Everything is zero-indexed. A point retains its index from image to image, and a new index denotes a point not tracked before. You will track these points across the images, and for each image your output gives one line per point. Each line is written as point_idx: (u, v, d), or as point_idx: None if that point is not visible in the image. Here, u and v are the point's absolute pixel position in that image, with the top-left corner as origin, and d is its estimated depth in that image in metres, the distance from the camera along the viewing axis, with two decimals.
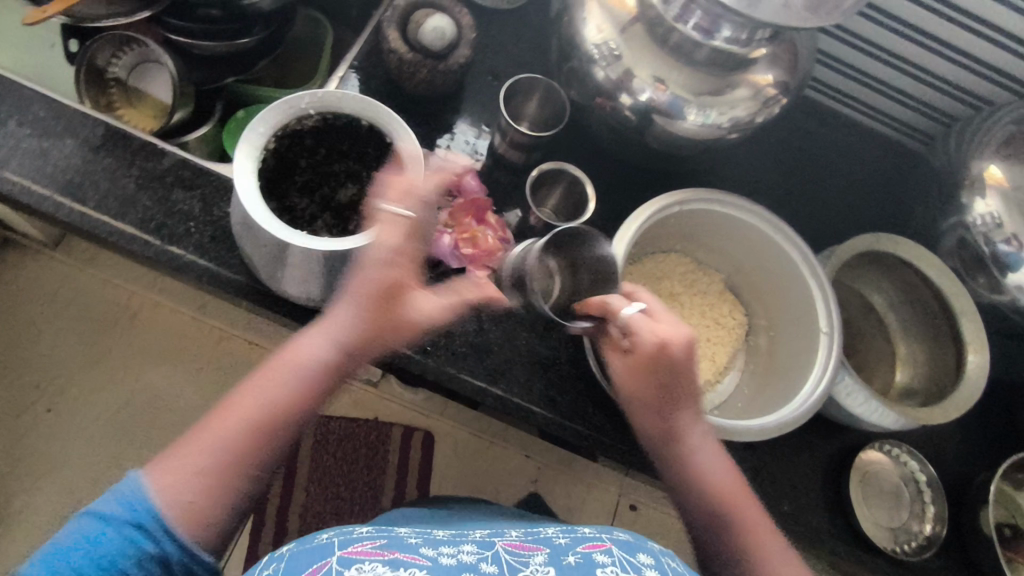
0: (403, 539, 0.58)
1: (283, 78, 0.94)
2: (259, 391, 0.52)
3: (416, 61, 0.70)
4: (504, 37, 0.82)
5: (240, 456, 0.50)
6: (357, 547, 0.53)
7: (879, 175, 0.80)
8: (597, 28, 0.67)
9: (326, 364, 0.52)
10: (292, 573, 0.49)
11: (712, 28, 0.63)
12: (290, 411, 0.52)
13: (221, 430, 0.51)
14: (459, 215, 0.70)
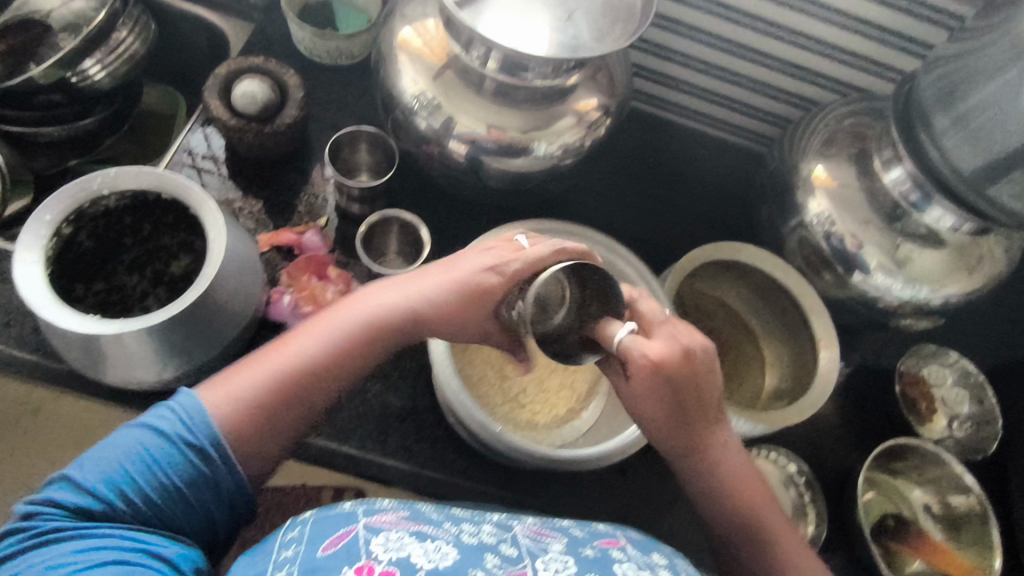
0: (421, 510, 0.53)
1: (142, 153, 0.94)
2: (310, 338, 0.52)
3: (239, 127, 0.70)
4: (346, 92, 0.83)
5: (261, 404, 0.49)
6: (384, 518, 0.49)
7: (717, 184, 0.85)
8: (413, 80, 0.68)
9: (373, 324, 0.53)
10: (313, 541, 0.46)
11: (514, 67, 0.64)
12: (309, 373, 0.51)
13: (260, 366, 0.50)
14: (298, 274, 0.70)
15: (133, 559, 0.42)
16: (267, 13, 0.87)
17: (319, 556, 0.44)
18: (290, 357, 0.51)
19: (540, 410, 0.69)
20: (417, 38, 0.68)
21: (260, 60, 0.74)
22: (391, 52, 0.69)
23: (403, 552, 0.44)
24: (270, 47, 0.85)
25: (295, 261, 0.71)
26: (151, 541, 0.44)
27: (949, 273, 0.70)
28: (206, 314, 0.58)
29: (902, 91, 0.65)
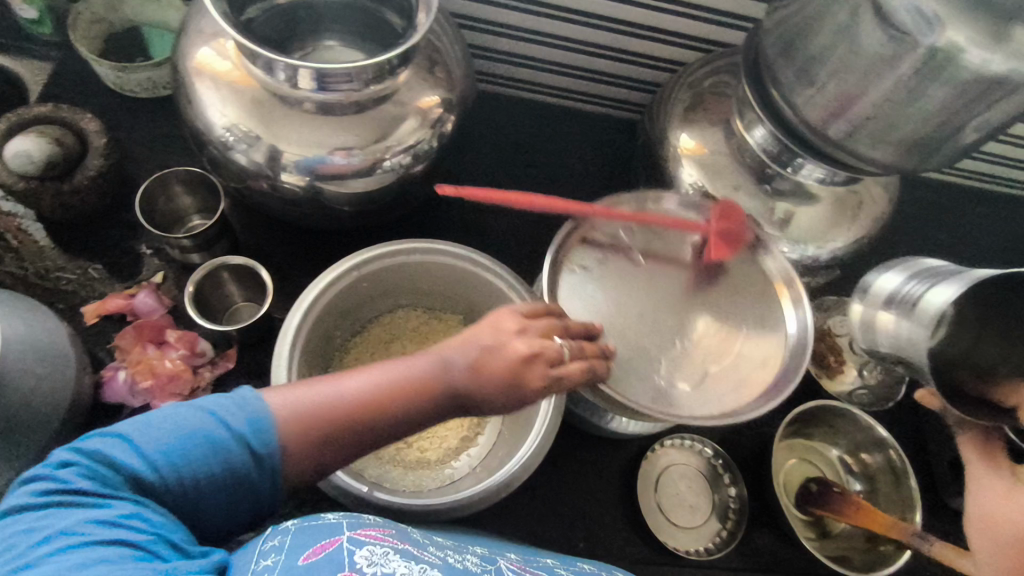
0: (408, 532, 0.47)
1: None
2: (358, 374, 0.44)
3: (32, 189, 0.61)
4: (169, 125, 0.74)
5: (311, 431, 0.42)
6: (369, 532, 0.43)
7: (591, 164, 0.80)
8: (221, 111, 0.61)
9: (416, 380, 0.44)
10: (291, 548, 0.38)
11: (324, 82, 0.57)
12: (336, 441, 0.43)
13: (318, 382, 0.44)
14: (130, 345, 0.62)
15: (138, 542, 0.36)
16: (65, 48, 0.77)
17: (301, 566, 0.37)
18: (323, 397, 0.43)
19: (430, 445, 0.65)
20: (214, 63, 0.61)
21: (49, 108, 0.65)
22: (194, 81, 0.61)
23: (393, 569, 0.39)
24: (74, 87, 0.75)
25: (127, 330, 0.63)
26: (158, 524, 0.38)
27: (832, 226, 0.67)
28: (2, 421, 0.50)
29: (750, 43, 0.61)
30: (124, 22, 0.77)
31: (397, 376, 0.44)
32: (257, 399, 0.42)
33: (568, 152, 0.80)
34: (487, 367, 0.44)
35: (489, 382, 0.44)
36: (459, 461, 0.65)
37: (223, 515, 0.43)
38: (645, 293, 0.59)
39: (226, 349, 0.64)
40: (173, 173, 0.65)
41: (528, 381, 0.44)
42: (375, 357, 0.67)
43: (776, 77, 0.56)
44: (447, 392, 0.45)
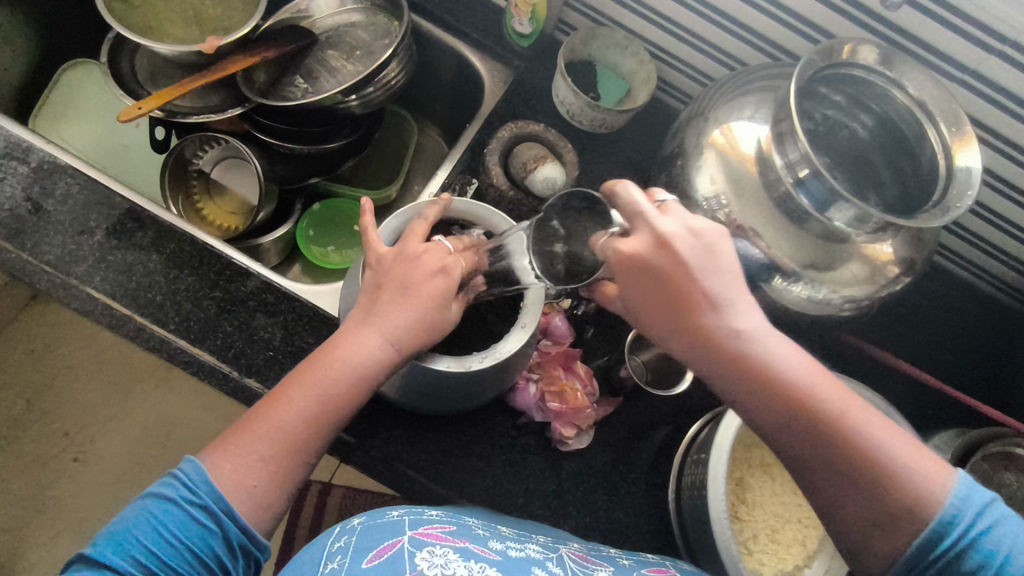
0: (473, 525, 0.54)
1: (364, 168, 0.92)
2: (293, 403, 0.50)
3: (517, 200, 0.67)
4: (597, 165, 0.79)
5: (269, 466, 0.49)
6: (430, 530, 0.51)
7: (979, 337, 0.77)
8: (710, 180, 0.64)
9: (343, 395, 0.51)
10: (358, 552, 0.47)
11: (826, 204, 0.56)
12: (317, 435, 0.51)
13: (263, 434, 0.49)
14: (547, 365, 0.67)
15: None
16: (529, 60, 0.82)
17: (365, 567, 0.46)
18: (273, 436, 0.49)
19: (768, 560, 0.65)
20: (727, 139, 0.64)
21: (542, 127, 0.71)
22: (698, 156, 0.65)
23: (449, 569, 0.46)
24: (528, 101, 0.81)
25: (543, 349, 0.68)
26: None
27: None
28: (477, 376, 0.56)
29: None
30: (585, 54, 0.81)
31: (303, 407, 0.50)
32: (198, 469, 0.47)
33: (959, 323, 0.77)
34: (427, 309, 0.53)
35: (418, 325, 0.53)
36: None
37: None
38: None
39: (611, 394, 0.69)
40: None
41: (432, 304, 0.53)
42: (735, 456, 0.69)
43: None
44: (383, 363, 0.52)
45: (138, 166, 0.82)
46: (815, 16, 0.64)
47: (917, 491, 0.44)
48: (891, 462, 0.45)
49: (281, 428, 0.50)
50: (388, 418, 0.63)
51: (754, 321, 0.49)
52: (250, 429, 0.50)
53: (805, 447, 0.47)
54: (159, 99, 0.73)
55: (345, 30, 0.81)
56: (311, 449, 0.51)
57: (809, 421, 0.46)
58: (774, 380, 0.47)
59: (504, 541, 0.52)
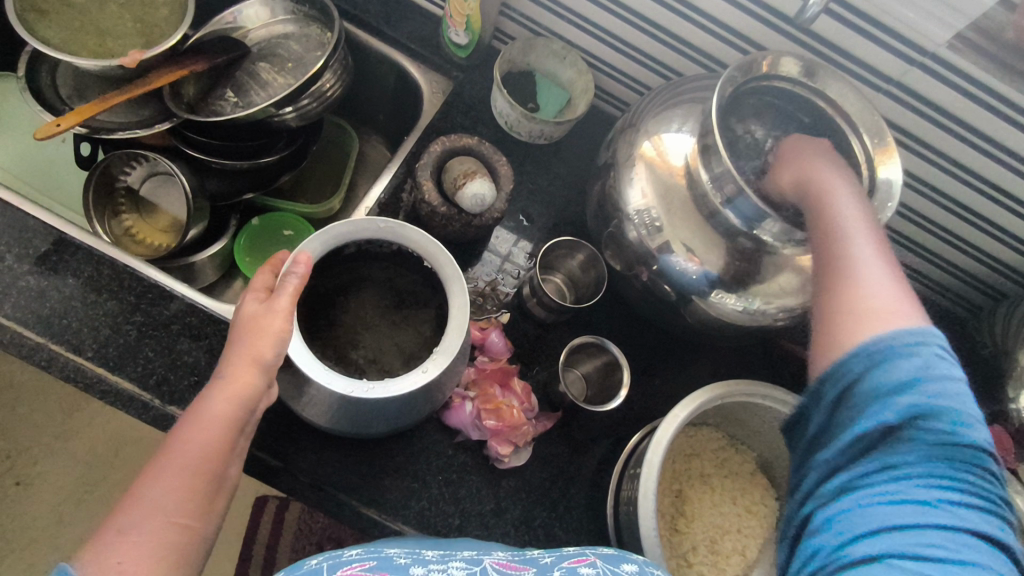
0: (394, 556, 0.52)
1: (305, 181, 0.90)
2: (156, 479, 0.44)
3: (450, 215, 0.66)
4: (536, 176, 0.78)
5: (163, 549, 0.42)
6: (349, 572, 0.48)
7: None
8: (641, 193, 0.63)
9: (216, 448, 0.46)
10: None
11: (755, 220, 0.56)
12: (203, 500, 0.45)
13: (127, 525, 0.41)
14: (484, 382, 0.66)
15: None
16: (466, 70, 0.82)
17: None
18: (145, 521, 0.42)
19: (708, 572, 0.65)
20: (658, 151, 0.63)
21: (476, 140, 0.70)
22: (629, 168, 0.65)
23: None
24: (466, 111, 0.80)
25: (480, 366, 0.67)
26: None
27: None
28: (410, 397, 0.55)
29: None
30: (523, 64, 0.80)
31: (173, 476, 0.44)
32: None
33: None
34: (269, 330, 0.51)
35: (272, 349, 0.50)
36: None
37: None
38: None
39: (551, 409, 0.68)
40: (581, 243, 0.70)
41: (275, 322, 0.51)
42: (676, 468, 0.68)
43: None
44: (247, 403, 0.48)
45: (63, 183, 0.79)
46: (742, 26, 0.64)
47: (880, 319, 0.47)
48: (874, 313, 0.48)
49: (152, 533, 0.42)
50: (319, 442, 0.62)
51: (839, 176, 0.53)
52: (103, 551, 0.40)
53: (820, 317, 0.51)
54: (79, 116, 0.70)
55: (277, 41, 0.80)
56: (200, 523, 0.44)
57: (830, 271, 0.52)
58: (823, 218, 0.52)
59: (427, 565, 0.51)
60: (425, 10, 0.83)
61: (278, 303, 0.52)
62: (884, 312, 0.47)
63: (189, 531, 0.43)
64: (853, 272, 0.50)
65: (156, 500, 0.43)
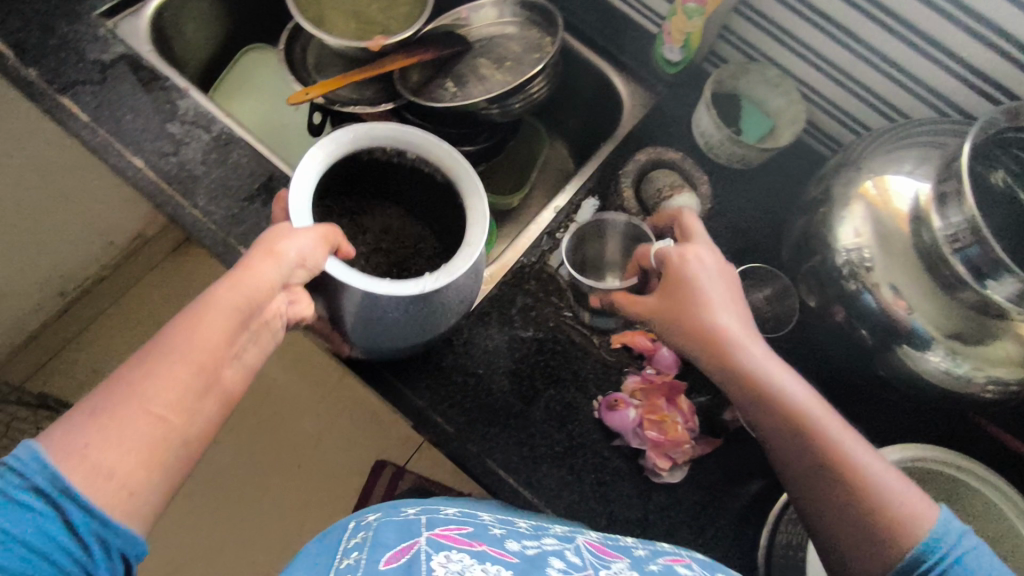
0: (488, 525, 0.56)
1: (492, 171, 0.95)
2: (154, 368, 0.42)
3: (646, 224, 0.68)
4: (726, 199, 0.77)
5: (141, 445, 0.40)
6: (445, 532, 0.53)
7: None
8: (854, 232, 0.61)
9: (217, 346, 0.44)
10: (372, 548, 0.49)
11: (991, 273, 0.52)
12: (194, 394, 0.43)
13: (97, 410, 0.40)
14: (650, 393, 0.67)
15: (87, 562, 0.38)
16: (671, 87, 0.83)
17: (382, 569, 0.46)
18: (130, 406, 0.40)
19: None
20: (879, 192, 0.62)
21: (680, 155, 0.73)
22: (844, 204, 0.63)
23: (466, 570, 0.47)
24: (666, 126, 0.81)
25: (647, 377, 0.68)
26: None
27: None
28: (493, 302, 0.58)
29: None
30: (731, 88, 0.80)
31: (165, 361, 0.42)
32: (29, 450, 0.37)
33: None
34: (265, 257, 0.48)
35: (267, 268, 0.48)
36: None
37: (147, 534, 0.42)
38: None
39: (711, 434, 0.67)
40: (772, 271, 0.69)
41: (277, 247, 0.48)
42: None
43: None
44: (244, 312, 0.47)
45: (293, 145, 0.90)
46: (998, 73, 0.60)
47: (885, 501, 0.48)
48: (869, 479, 0.49)
49: (126, 419, 0.40)
50: (488, 416, 0.65)
51: (735, 320, 0.54)
52: (81, 423, 0.39)
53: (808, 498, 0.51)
54: (324, 88, 0.79)
55: (497, 41, 0.85)
56: (172, 448, 0.41)
57: (757, 400, 0.52)
58: (770, 399, 0.52)
59: (520, 539, 0.54)
60: (639, 26, 0.85)
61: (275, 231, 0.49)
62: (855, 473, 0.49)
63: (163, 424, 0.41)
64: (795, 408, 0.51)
65: (155, 390, 0.41)
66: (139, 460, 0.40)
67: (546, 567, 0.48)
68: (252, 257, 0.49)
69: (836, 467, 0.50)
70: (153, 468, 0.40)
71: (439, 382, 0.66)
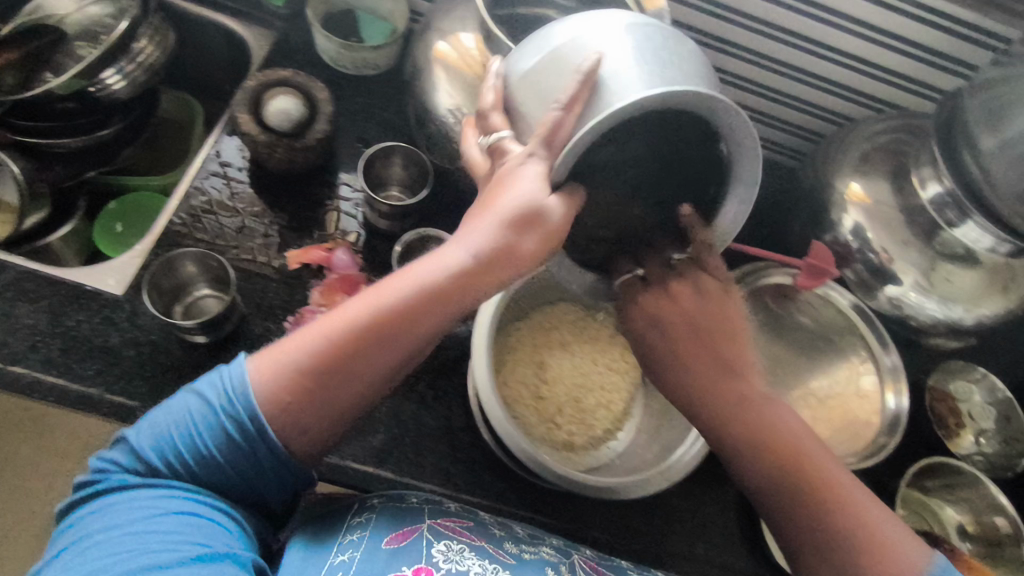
0: (489, 522, 0.58)
1: (151, 154, 0.92)
2: (378, 353, 0.48)
3: (270, 142, 0.69)
4: (368, 106, 0.81)
5: (318, 406, 0.47)
6: (447, 521, 0.55)
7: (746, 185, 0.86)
8: (450, 95, 0.67)
9: (416, 324, 0.48)
10: (376, 534, 0.52)
11: None
12: (390, 368, 0.48)
13: (301, 362, 0.47)
14: (330, 293, 0.69)
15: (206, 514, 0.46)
16: (288, 19, 0.84)
17: (384, 549, 0.51)
18: (320, 363, 0.47)
19: (578, 431, 0.68)
20: (452, 49, 0.67)
21: (289, 73, 0.72)
22: (430, 70, 0.68)
23: (463, 566, 0.51)
24: (290, 55, 0.82)
25: (327, 281, 0.70)
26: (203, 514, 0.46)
27: (979, 294, 0.71)
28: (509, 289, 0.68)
29: (945, 111, 0.66)
30: (342, 4, 0.83)
31: (393, 335, 0.48)
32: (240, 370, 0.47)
33: None
34: (523, 217, 0.46)
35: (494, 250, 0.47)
36: (599, 451, 0.69)
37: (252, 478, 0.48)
38: (766, 346, 0.76)
39: None
40: (393, 146, 0.72)
41: (508, 228, 0.47)
42: (535, 344, 0.72)
43: (974, 144, 0.62)
44: (445, 292, 0.48)
45: None
46: None
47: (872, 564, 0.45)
48: (878, 544, 0.45)
49: (315, 393, 0.47)
50: (170, 373, 0.64)
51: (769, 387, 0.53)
52: (308, 368, 0.47)
53: (789, 521, 0.48)
54: None
55: (90, 20, 0.81)
56: (349, 415, 0.49)
57: (765, 464, 0.50)
58: (762, 436, 0.50)
59: (519, 543, 0.56)
60: None
61: (507, 161, 0.48)
62: (871, 535, 0.46)
63: (367, 383, 0.48)
64: (805, 456, 0.49)
65: (372, 359, 0.48)
66: (321, 419, 0.48)
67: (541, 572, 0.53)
68: (487, 192, 0.48)
69: (805, 518, 0.47)
70: (317, 419, 0.48)
71: (108, 363, 0.63)
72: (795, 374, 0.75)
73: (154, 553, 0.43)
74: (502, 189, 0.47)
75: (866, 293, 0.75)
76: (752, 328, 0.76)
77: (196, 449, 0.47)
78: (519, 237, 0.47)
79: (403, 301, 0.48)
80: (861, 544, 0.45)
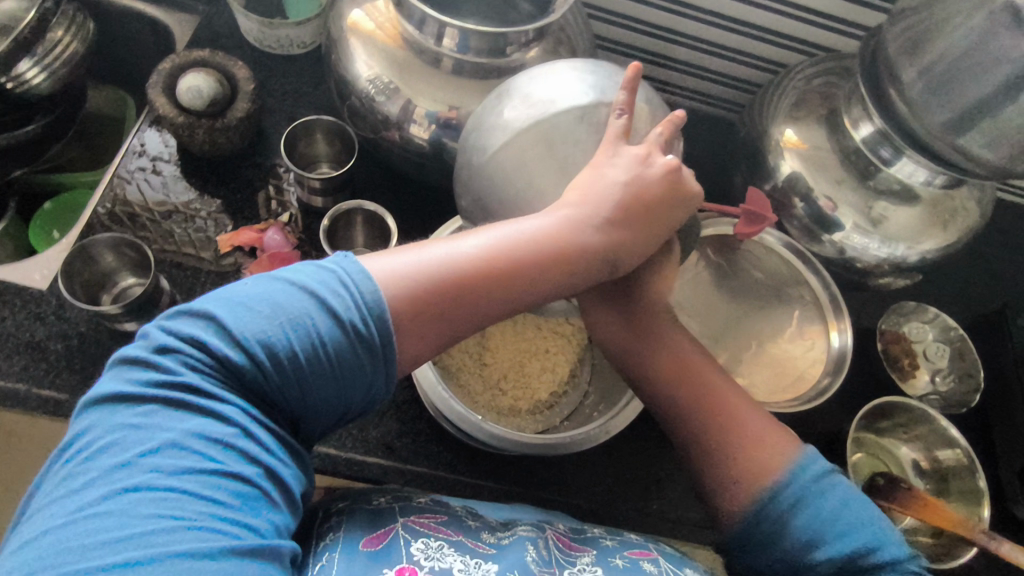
0: (458, 511, 0.52)
1: (81, 150, 0.91)
2: (505, 296, 0.45)
3: (190, 123, 0.67)
4: (295, 84, 0.80)
5: (440, 341, 0.45)
6: (420, 517, 0.48)
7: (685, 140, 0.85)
8: (367, 64, 0.65)
9: (545, 277, 0.46)
10: (349, 536, 0.45)
11: (462, 40, 0.60)
12: (505, 310, 0.46)
13: (450, 300, 0.44)
14: (262, 274, 0.68)
15: (252, 473, 0.38)
16: (209, 2, 0.82)
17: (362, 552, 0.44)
18: (448, 299, 0.44)
19: (522, 395, 0.67)
20: (365, 17, 0.65)
21: (206, 52, 0.71)
22: (345, 38, 0.66)
23: (445, 563, 0.44)
24: (212, 38, 0.80)
25: (259, 262, 0.69)
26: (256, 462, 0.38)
27: (923, 230, 0.70)
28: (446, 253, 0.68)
29: (868, 46, 0.65)
30: None
31: (526, 283, 0.46)
32: (371, 285, 0.41)
33: None
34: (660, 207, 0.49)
35: (636, 224, 0.49)
36: (546, 415, 0.68)
37: (331, 407, 0.42)
38: (712, 299, 0.75)
39: None
40: (315, 120, 0.71)
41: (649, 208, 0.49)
42: None
43: (897, 77, 0.61)
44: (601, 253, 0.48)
45: None
46: None
47: (766, 477, 0.50)
48: (757, 463, 0.51)
49: (439, 332, 0.44)
50: (99, 364, 0.62)
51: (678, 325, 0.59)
52: (426, 301, 0.43)
53: (703, 440, 0.54)
54: None
55: None
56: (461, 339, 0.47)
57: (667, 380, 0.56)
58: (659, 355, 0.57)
59: (493, 530, 0.50)
60: None
61: (658, 162, 0.49)
62: (759, 455, 0.51)
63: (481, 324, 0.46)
64: (701, 379, 0.56)
65: (493, 308, 0.45)
66: (433, 351, 0.45)
67: (523, 554, 0.47)
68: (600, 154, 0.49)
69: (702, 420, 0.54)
70: (436, 353, 0.45)
71: (35, 359, 0.62)
72: (742, 324, 0.75)
73: (203, 517, 0.35)
74: (623, 167, 0.48)
75: (808, 238, 0.74)
76: (696, 281, 0.75)
77: (310, 354, 0.40)
78: (641, 218, 0.49)
79: (532, 262, 0.46)
80: (743, 462, 0.51)
